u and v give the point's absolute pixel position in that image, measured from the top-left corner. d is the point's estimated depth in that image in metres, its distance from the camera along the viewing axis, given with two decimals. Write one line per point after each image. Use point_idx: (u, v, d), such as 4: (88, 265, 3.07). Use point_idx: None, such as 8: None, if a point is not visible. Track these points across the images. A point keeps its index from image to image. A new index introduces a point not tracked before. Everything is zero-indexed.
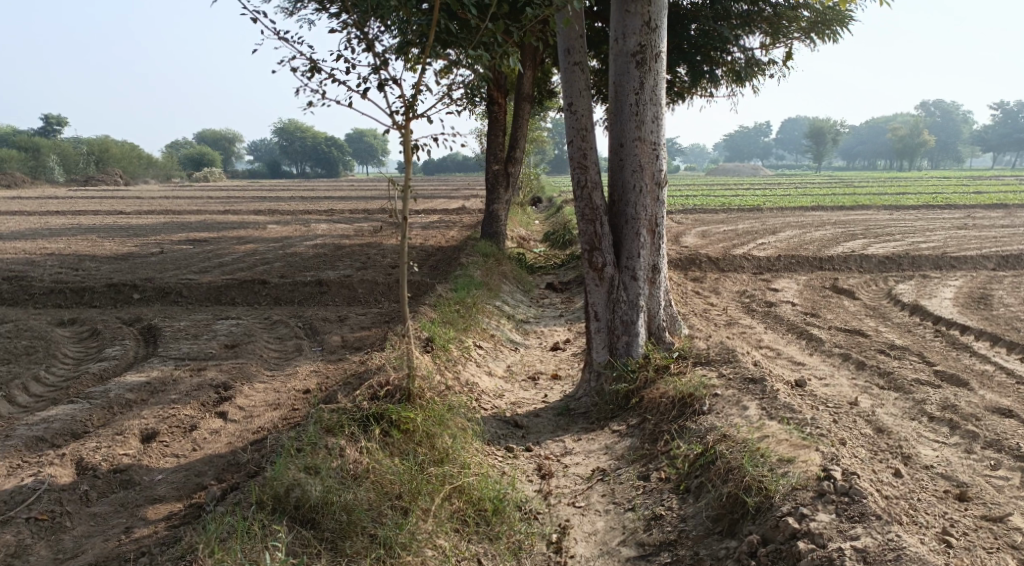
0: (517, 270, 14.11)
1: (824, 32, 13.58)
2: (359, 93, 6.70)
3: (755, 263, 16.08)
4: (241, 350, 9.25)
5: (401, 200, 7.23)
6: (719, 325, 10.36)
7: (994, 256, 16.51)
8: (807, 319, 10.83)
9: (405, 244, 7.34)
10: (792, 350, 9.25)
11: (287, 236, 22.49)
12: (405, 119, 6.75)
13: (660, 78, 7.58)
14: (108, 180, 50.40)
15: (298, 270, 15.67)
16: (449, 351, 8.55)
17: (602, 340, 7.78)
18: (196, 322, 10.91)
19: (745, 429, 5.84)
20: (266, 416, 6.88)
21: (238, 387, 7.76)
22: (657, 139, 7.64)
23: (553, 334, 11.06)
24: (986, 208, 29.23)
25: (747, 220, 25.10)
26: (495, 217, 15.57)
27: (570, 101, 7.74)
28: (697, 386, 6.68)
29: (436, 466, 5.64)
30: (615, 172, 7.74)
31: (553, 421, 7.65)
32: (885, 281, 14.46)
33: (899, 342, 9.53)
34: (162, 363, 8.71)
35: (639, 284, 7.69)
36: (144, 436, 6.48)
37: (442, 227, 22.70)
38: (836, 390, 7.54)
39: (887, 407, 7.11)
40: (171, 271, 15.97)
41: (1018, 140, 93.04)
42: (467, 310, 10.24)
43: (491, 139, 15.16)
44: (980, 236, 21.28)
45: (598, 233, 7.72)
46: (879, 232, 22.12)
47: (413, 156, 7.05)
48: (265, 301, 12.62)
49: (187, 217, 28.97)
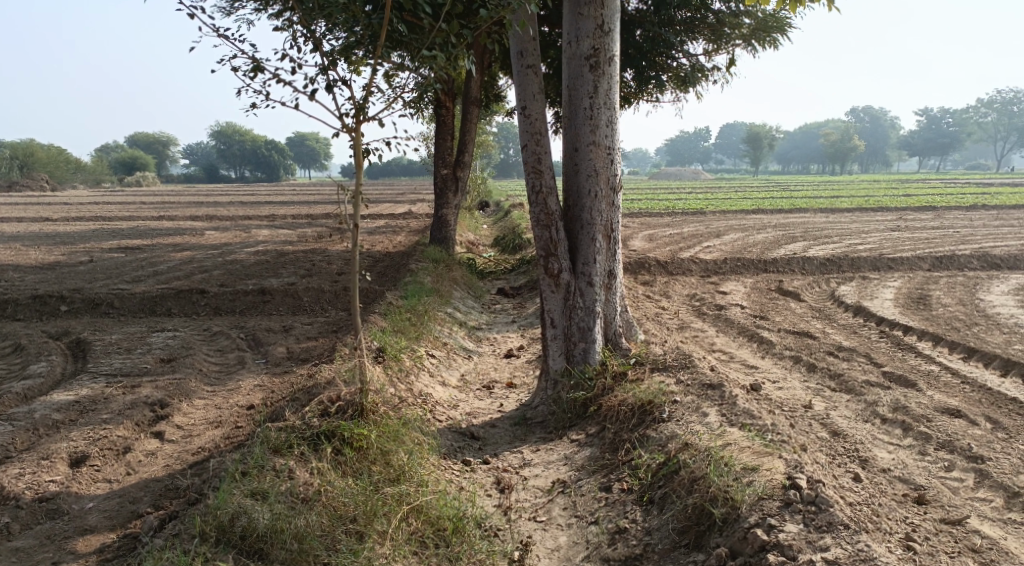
0: (467, 276, 13.92)
1: (765, 39, 13.65)
2: (307, 95, 6.44)
3: (702, 266, 16.16)
4: (179, 364, 8.88)
5: (352, 206, 6.96)
6: (671, 329, 10.32)
7: (930, 257, 16.86)
8: (757, 322, 10.86)
9: (356, 251, 7.10)
10: (745, 354, 9.23)
11: (226, 243, 21.91)
12: (355, 122, 6.50)
13: (614, 82, 7.48)
14: (34, 185, 48.58)
15: (239, 278, 15.24)
16: (400, 361, 8.34)
17: (558, 347, 7.65)
18: (130, 335, 10.46)
19: (707, 437, 5.75)
20: (207, 435, 6.55)
21: (176, 404, 7.42)
22: (612, 144, 7.52)
23: (505, 340, 10.88)
24: (917, 210, 30.00)
25: (691, 223, 25.32)
26: (443, 221, 15.34)
27: (523, 105, 7.58)
28: (657, 393, 6.58)
29: (391, 485, 5.40)
30: (569, 176, 7.61)
31: (509, 432, 7.48)
32: (828, 283, 14.63)
33: (847, 343, 9.58)
34: (93, 380, 8.29)
35: (595, 290, 7.58)
36: (73, 460, 6.09)
37: (388, 232, 22.40)
38: (791, 394, 7.50)
39: (841, 409, 7.07)
40: (102, 281, 15.36)
41: (943, 144, 96.31)
42: (417, 317, 10.02)
43: (438, 143, 14.95)
44: (914, 237, 21.77)
45: (553, 239, 7.57)
46: (818, 234, 22.49)
47: (363, 160, 6.81)
48: (204, 311, 12.19)
49: (120, 224, 28.08)
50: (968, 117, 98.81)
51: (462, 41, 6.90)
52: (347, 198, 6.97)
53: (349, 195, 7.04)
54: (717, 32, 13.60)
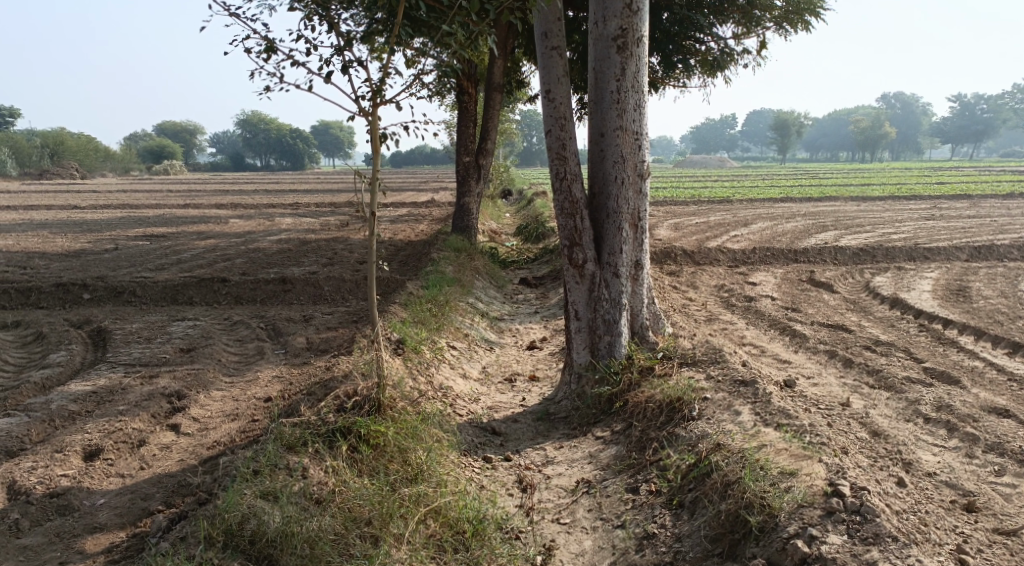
0: (490, 265, 13.70)
1: (796, 22, 13.27)
2: (323, 77, 6.22)
3: (730, 256, 15.80)
4: (197, 354, 8.73)
5: (369, 193, 6.74)
6: (700, 322, 10.04)
7: (967, 247, 16.39)
8: (789, 314, 10.54)
9: (374, 240, 6.89)
10: (776, 348, 8.93)
11: (249, 231, 21.81)
12: (372, 105, 6.28)
13: (642, 64, 7.18)
14: (62, 173, 48.90)
15: (261, 267, 15.11)
16: (420, 353, 8.17)
17: (583, 340, 7.39)
18: (149, 324, 10.33)
19: (740, 437, 5.48)
20: (222, 429, 6.37)
21: (193, 396, 7.25)
22: (639, 129, 7.24)
23: (528, 332, 10.65)
24: (952, 199, 29.33)
25: (718, 212, 24.92)
26: (466, 210, 15.09)
27: (547, 88, 7.30)
28: (686, 390, 6.32)
29: (409, 485, 5.19)
30: (595, 163, 7.33)
31: (532, 427, 7.26)
32: (861, 274, 14.23)
33: (884, 337, 9.24)
34: (111, 370, 8.15)
35: (621, 281, 7.31)
36: (87, 454, 5.94)
37: (411, 220, 22.21)
38: (827, 390, 7.20)
39: (880, 407, 6.77)
40: (125, 269, 15.30)
41: (976, 131, 94.50)
42: (439, 308, 9.82)
43: (461, 130, 14.69)
44: (949, 227, 21.21)
45: (578, 228, 7.30)
46: (849, 224, 22.00)
47: (381, 146, 6.58)
48: (224, 300, 12.05)
49: (146, 212, 28.14)
50: (1002, 103, 96.79)
51: (482, 21, 6.64)
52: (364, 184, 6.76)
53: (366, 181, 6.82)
54: (747, 15, 13.23)
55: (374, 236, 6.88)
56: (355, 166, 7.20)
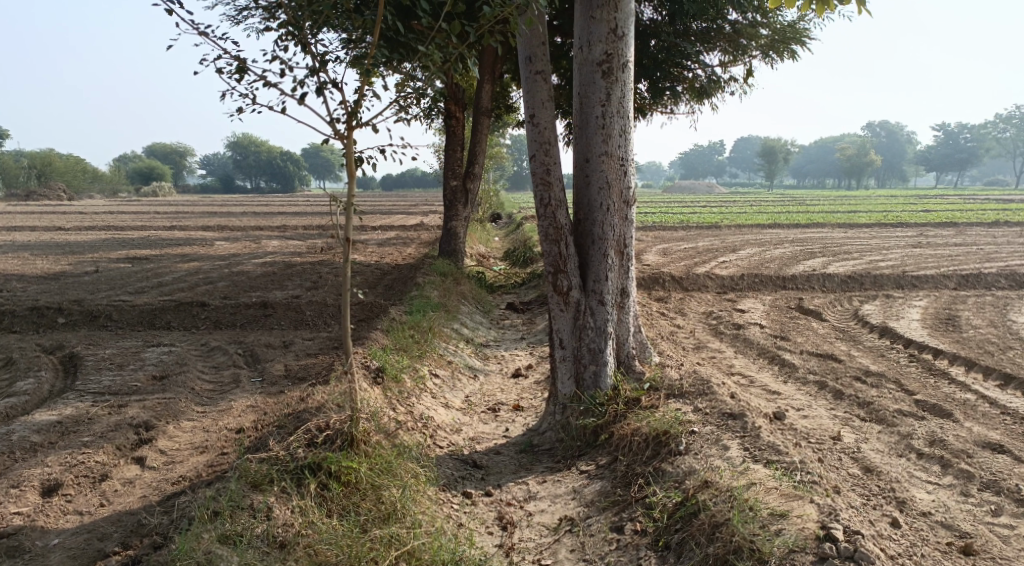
0: (476, 290, 13.51)
1: (783, 51, 13.19)
2: (296, 99, 6.04)
3: (719, 283, 15.66)
4: (170, 382, 8.47)
5: (344, 217, 6.54)
6: (688, 350, 9.86)
7: (955, 275, 16.32)
8: (778, 342, 10.37)
9: (349, 265, 6.69)
10: (765, 377, 8.75)
11: (234, 254, 21.55)
12: (347, 128, 6.10)
13: (628, 89, 7.04)
14: (49, 194, 48.49)
15: (243, 291, 14.86)
16: (400, 382, 7.95)
17: (568, 370, 7.18)
18: (123, 350, 10.05)
19: (728, 474, 5.26)
20: (190, 462, 6.12)
21: (162, 427, 6.99)
22: (625, 155, 7.08)
23: (513, 359, 10.43)
24: (939, 226, 29.41)
25: (706, 237, 24.85)
26: (452, 234, 14.91)
27: (531, 113, 7.15)
28: (673, 422, 6.10)
29: (382, 525, 4.95)
30: (580, 188, 7.17)
31: (514, 460, 7.04)
32: (850, 301, 14.11)
33: (875, 367, 9.07)
34: (78, 399, 7.88)
35: (607, 309, 7.11)
36: (45, 489, 5.68)
37: (397, 244, 22.03)
38: (818, 423, 7.01)
39: (872, 442, 6.58)
40: (104, 292, 15.01)
41: (961, 159, 95.39)
42: (421, 335, 9.60)
43: (448, 154, 14.52)
44: (937, 254, 21.16)
45: (563, 255, 7.11)
46: (838, 250, 21.94)
47: (356, 169, 6.39)
48: (203, 325, 11.79)
49: (130, 233, 27.87)
50: (987, 132, 97.80)
51: (462, 43, 6.49)
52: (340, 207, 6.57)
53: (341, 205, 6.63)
54: (734, 43, 13.13)
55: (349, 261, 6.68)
56: (331, 189, 7.00)
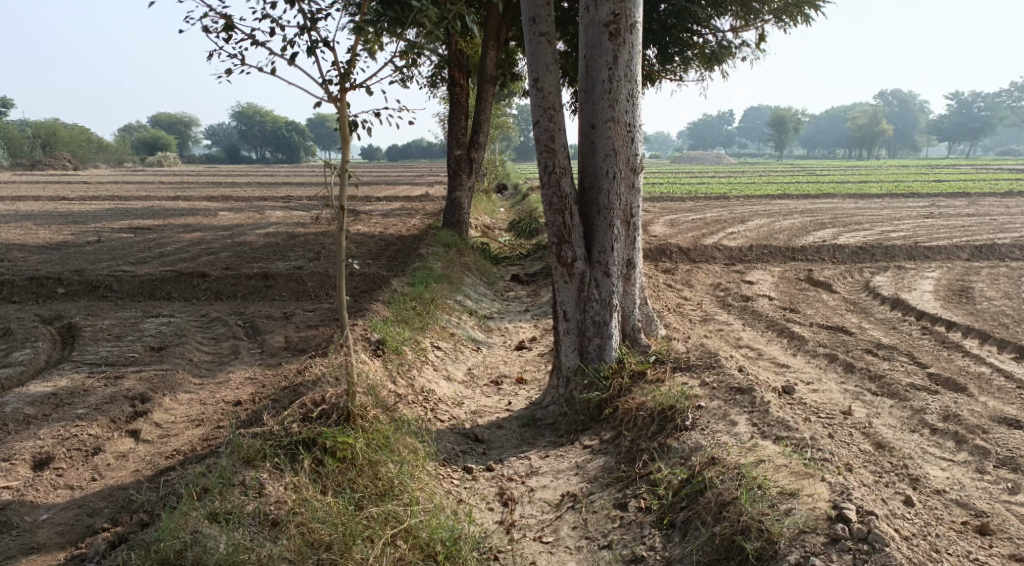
0: (480, 261, 13.33)
1: (796, 16, 12.87)
2: (286, 59, 5.85)
3: (726, 254, 15.44)
4: (168, 353, 8.33)
5: (338, 185, 6.37)
6: (695, 323, 9.69)
7: (968, 246, 16.05)
8: (787, 315, 10.18)
9: (344, 234, 6.52)
10: (774, 350, 8.57)
11: (238, 224, 21.38)
12: (340, 90, 5.90)
13: (635, 52, 6.79)
14: (55, 164, 48.38)
15: (246, 261, 14.71)
16: (401, 354, 7.81)
17: (571, 343, 7.01)
18: (122, 320, 9.92)
19: (736, 451, 5.10)
20: (185, 436, 5.99)
21: (158, 399, 6.87)
22: (632, 121, 6.85)
23: (518, 331, 10.27)
24: (950, 197, 29.04)
25: (714, 208, 24.56)
26: (457, 204, 14.68)
27: (535, 77, 6.92)
28: (679, 397, 5.95)
29: (378, 503, 4.82)
30: (585, 156, 6.94)
31: (517, 434, 6.90)
32: (861, 273, 13.89)
33: (886, 340, 8.87)
34: (75, 370, 7.76)
35: (612, 281, 6.93)
36: (37, 463, 5.56)
37: (402, 215, 21.83)
38: (828, 398, 6.84)
39: (884, 417, 6.41)
40: (106, 263, 14.89)
41: (973, 129, 94.29)
42: (423, 306, 9.44)
43: (452, 123, 14.28)
44: (949, 225, 20.85)
45: (567, 225, 6.91)
46: (848, 221, 21.64)
47: (350, 134, 6.19)
48: (204, 296, 11.65)
49: (135, 204, 27.70)
50: (1000, 102, 96.58)
51: (459, 1, 6.27)
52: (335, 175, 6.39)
53: (336, 173, 6.45)
54: (745, 7, 12.82)
55: (344, 231, 6.51)
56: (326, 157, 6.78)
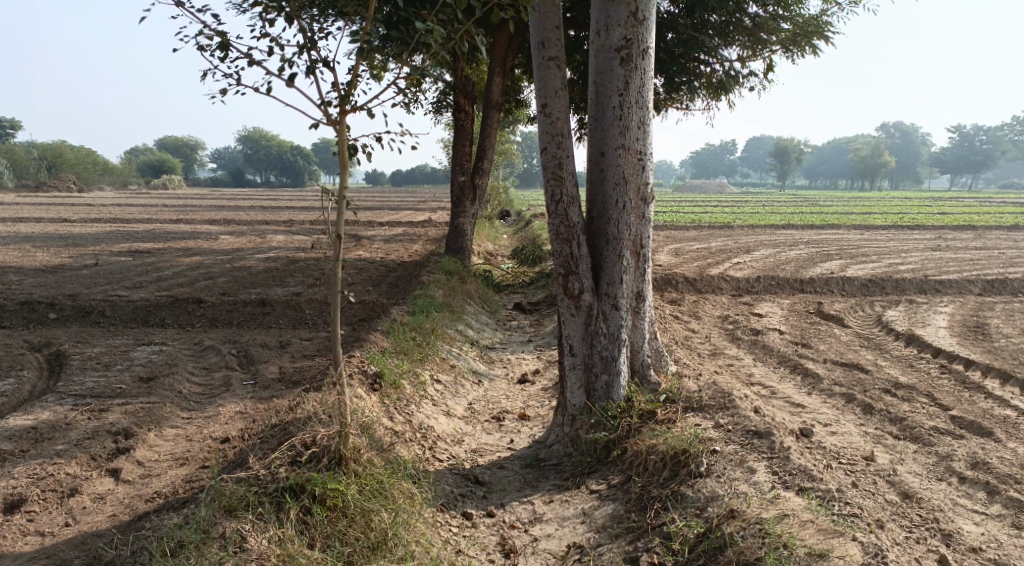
0: (482, 290, 13.02)
1: (804, 45, 12.57)
2: (284, 80, 5.57)
3: (734, 285, 15.13)
4: (157, 384, 8.02)
5: (335, 211, 6.05)
6: (704, 357, 9.36)
7: (980, 280, 15.73)
8: (800, 350, 9.85)
9: (341, 264, 6.21)
10: (788, 388, 8.24)
11: (238, 248, 21.11)
12: (339, 113, 5.62)
13: (647, 78, 6.53)
14: (58, 186, 48.28)
15: (243, 287, 14.42)
16: (399, 388, 7.50)
17: (577, 379, 6.67)
18: (112, 348, 9.62)
19: (756, 504, 4.82)
20: (168, 476, 5.68)
21: (143, 434, 6.55)
22: (643, 148, 6.58)
23: (520, 362, 9.94)
24: (957, 229, 28.81)
25: (719, 237, 24.28)
26: (459, 231, 14.41)
27: (543, 102, 6.65)
28: (693, 440, 5.61)
29: (371, 558, 4.51)
30: (594, 184, 6.65)
31: (519, 476, 6.55)
32: (872, 307, 13.56)
33: (904, 379, 8.54)
34: (58, 401, 7.44)
35: (621, 314, 6.61)
36: (9, 505, 5.24)
37: (404, 240, 21.57)
38: (847, 441, 6.51)
39: (909, 463, 6.07)
40: (101, 287, 14.59)
41: (976, 162, 94.38)
42: (423, 337, 9.12)
43: (458, 149, 14.08)
44: (957, 258, 20.55)
45: (574, 255, 6.60)
46: (855, 253, 21.32)
47: (350, 159, 5.91)
48: (199, 322, 11.34)
49: (136, 226, 27.46)
50: (1003, 135, 96.73)
51: (467, 21, 6.02)
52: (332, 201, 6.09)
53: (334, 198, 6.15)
54: (753, 37, 12.51)
55: (340, 260, 6.21)
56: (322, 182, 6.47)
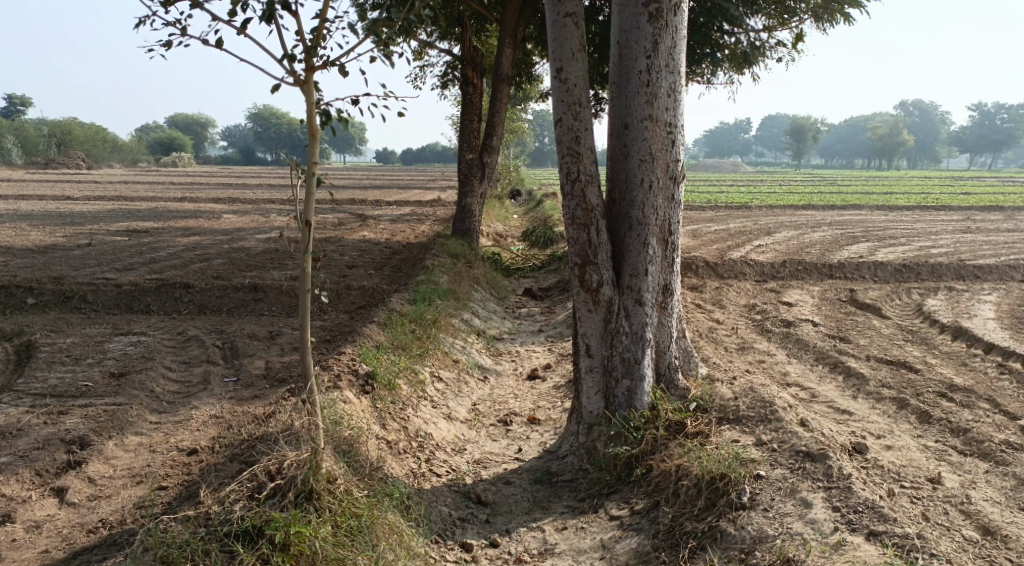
0: (491, 274, 12.17)
1: (837, 13, 11.61)
2: (235, 29, 4.73)
3: (758, 269, 14.21)
4: (127, 381, 7.24)
5: (304, 190, 5.19)
6: (733, 354, 8.50)
7: (1021, 266, 14.73)
8: (837, 345, 8.96)
9: (308, 257, 5.32)
10: (829, 390, 7.37)
11: (239, 228, 20.29)
12: (306, 69, 4.79)
13: (679, 38, 5.62)
14: (68, 163, 47.67)
15: (238, 270, 13.62)
16: (395, 390, 6.69)
17: (594, 383, 5.83)
18: (87, 338, 8.83)
19: (818, 552, 4.24)
20: (121, 498, 4.90)
21: (101, 442, 5.77)
22: (673, 120, 5.68)
23: (531, 356, 9.09)
24: (984, 210, 27.69)
25: (738, 218, 23.29)
26: (467, 211, 13.50)
27: (558, 66, 5.75)
28: (732, 463, 4.93)
29: None
30: (616, 162, 5.78)
31: (529, 494, 5.74)
32: (909, 295, 12.62)
33: (959, 381, 7.65)
34: (13, 403, 6.68)
35: (646, 310, 5.74)
36: None
37: (413, 221, 20.70)
38: (906, 458, 5.66)
39: (982, 488, 5.22)
40: (90, 268, 13.84)
41: (997, 141, 92.50)
42: (424, 329, 8.28)
43: (465, 124, 13.04)
44: (991, 241, 19.50)
45: (592, 242, 5.74)
46: (881, 235, 20.30)
47: (321, 126, 5.05)
48: (185, 309, 10.52)
49: (138, 205, 26.71)
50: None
51: None
52: (299, 180, 5.26)
53: (302, 176, 5.32)
54: (780, 5, 11.65)
55: (307, 253, 5.31)
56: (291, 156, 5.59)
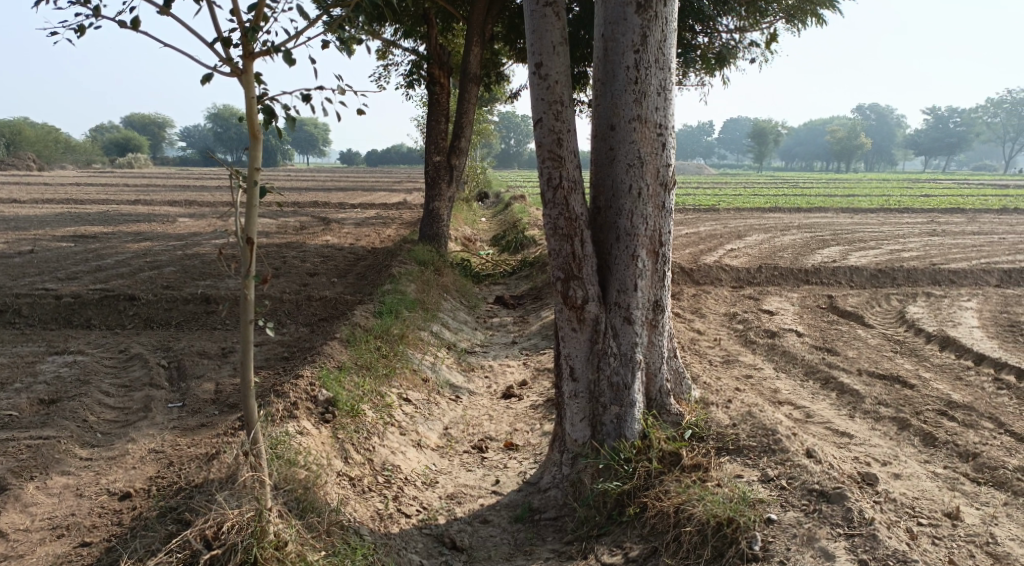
0: (459, 281, 11.56)
1: (809, 14, 11.21)
2: (159, 9, 4.11)
3: (734, 275, 13.78)
4: (58, 409, 6.56)
5: (247, 199, 4.55)
6: (718, 368, 8.00)
7: (997, 270, 14.47)
8: (826, 358, 8.51)
9: (251, 280, 4.68)
10: (825, 409, 6.89)
11: (194, 232, 19.38)
12: (245, 57, 4.17)
13: (669, 31, 5.09)
14: (19, 164, 45.92)
15: (191, 279, 12.83)
16: (359, 417, 6.08)
17: (579, 410, 5.27)
18: (18, 359, 8.07)
19: None
20: (37, 558, 4.25)
21: (22, 485, 5.10)
22: (663, 120, 5.15)
23: (504, 370, 8.52)
24: (947, 212, 27.68)
25: (708, 221, 22.92)
26: (434, 216, 12.88)
27: (536, 61, 5.19)
28: (740, 505, 4.56)
29: None
30: (602, 166, 5.24)
31: (508, 536, 5.19)
32: (888, 302, 12.26)
33: (958, 397, 7.23)
34: None
35: (635, 329, 5.20)
36: None
37: (377, 224, 19.97)
38: (920, 488, 5.21)
39: (1006, 523, 4.79)
40: (30, 278, 12.95)
41: (951, 144, 93.97)
42: (389, 345, 7.66)
43: (431, 125, 12.41)
44: (959, 244, 19.34)
45: (577, 254, 5.19)
46: (851, 238, 20.04)
47: (263, 124, 4.42)
48: (130, 324, 9.76)
49: (90, 208, 25.61)
50: (977, 117, 96.43)
51: None
52: (240, 187, 4.62)
53: (244, 183, 4.68)
54: (753, 5, 11.21)
55: (249, 276, 4.67)
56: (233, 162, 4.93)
